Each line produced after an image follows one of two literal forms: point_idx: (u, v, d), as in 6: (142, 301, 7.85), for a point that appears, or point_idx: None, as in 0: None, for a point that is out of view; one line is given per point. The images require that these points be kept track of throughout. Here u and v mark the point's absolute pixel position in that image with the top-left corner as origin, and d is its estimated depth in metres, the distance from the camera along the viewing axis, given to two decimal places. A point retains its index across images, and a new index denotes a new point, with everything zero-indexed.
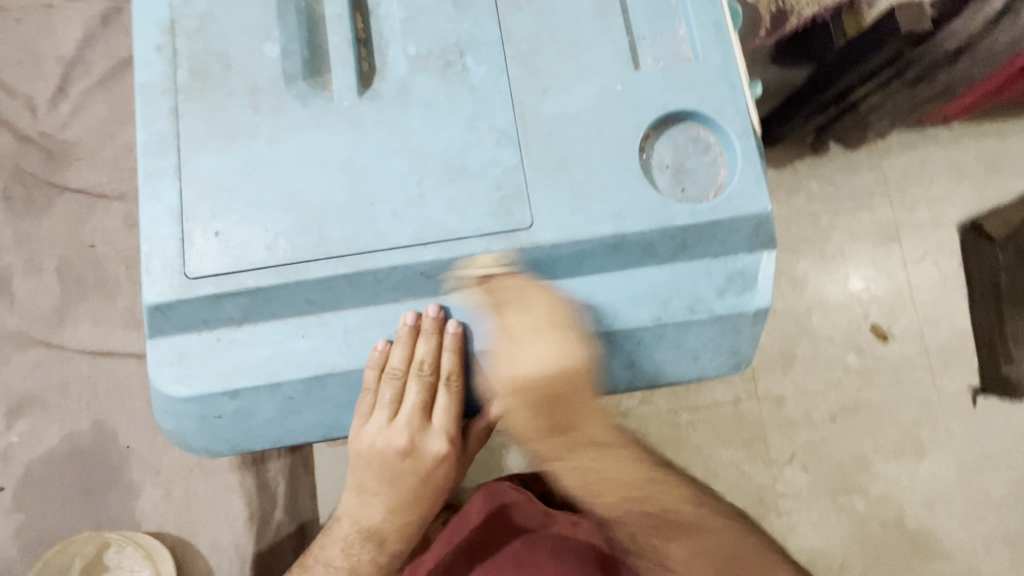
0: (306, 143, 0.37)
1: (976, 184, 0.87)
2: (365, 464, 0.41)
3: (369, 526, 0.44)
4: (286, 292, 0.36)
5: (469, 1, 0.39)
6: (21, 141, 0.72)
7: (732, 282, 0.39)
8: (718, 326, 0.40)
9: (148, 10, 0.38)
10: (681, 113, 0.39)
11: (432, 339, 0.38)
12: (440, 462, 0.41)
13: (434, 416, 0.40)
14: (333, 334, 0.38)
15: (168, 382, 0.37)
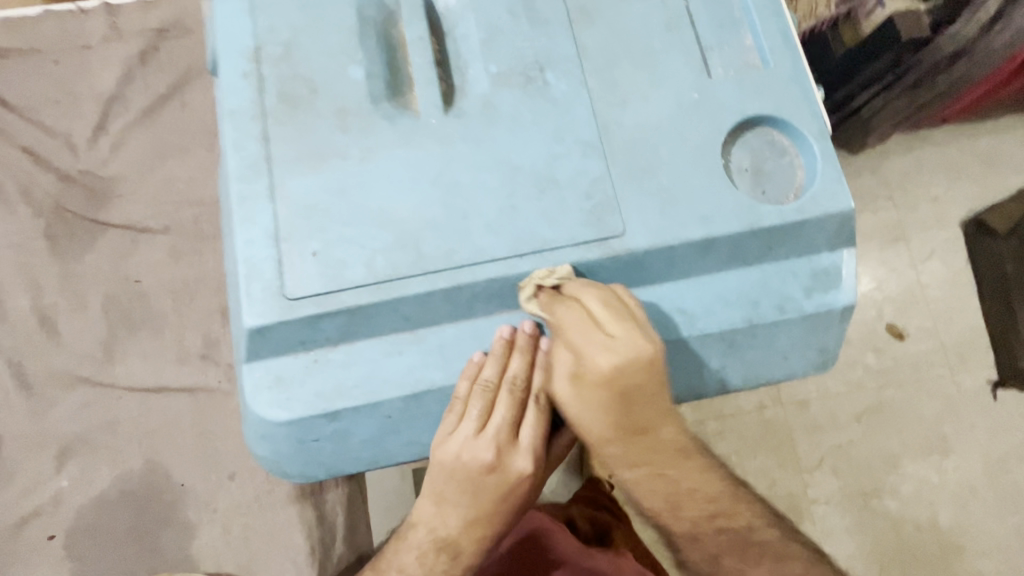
0: (396, 160, 0.37)
1: (975, 180, 0.98)
2: (446, 481, 0.38)
3: (442, 538, 0.41)
4: (386, 310, 0.36)
5: (544, 19, 0.41)
6: (63, 179, 0.72)
7: (817, 280, 0.40)
8: (807, 323, 0.41)
9: (233, 40, 0.39)
10: (757, 117, 0.40)
11: (524, 355, 0.37)
12: (524, 482, 0.39)
13: (522, 433, 0.38)
14: (431, 351, 0.38)
15: (266, 408, 0.36)
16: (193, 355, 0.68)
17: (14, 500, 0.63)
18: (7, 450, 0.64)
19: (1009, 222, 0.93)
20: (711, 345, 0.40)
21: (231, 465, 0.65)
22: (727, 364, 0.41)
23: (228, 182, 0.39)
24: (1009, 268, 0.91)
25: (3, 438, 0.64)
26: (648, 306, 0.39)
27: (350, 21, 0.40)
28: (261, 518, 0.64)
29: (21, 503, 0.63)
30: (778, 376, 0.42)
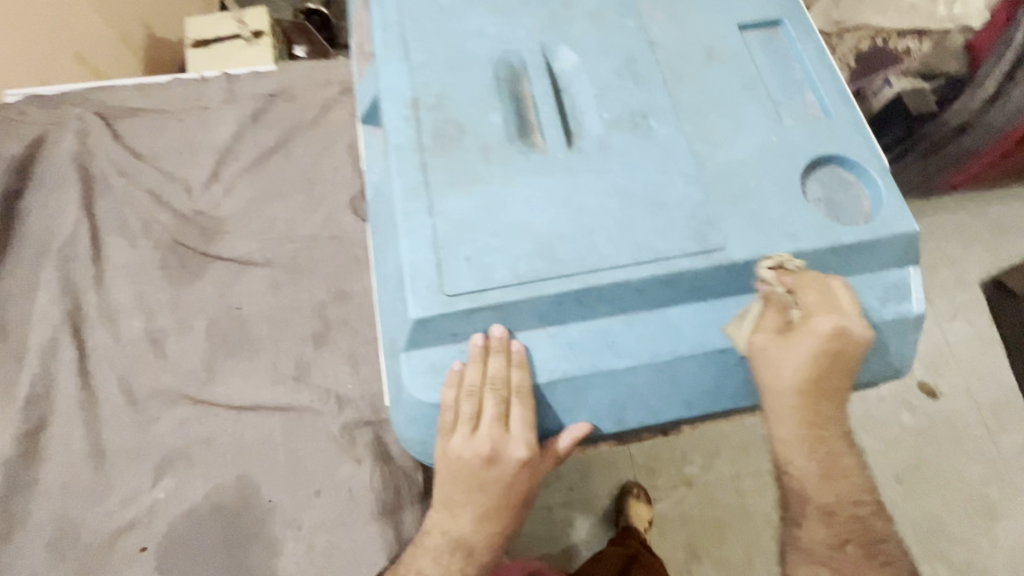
0: (530, 185, 0.45)
1: (987, 247, 1.17)
2: (450, 478, 0.43)
3: (459, 536, 0.46)
4: (525, 307, 0.42)
5: (645, 78, 0.50)
6: (180, 218, 0.82)
7: (891, 292, 0.46)
8: (885, 331, 0.46)
9: (395, 93, 0.48)
10: (826, 157, 0.48)
11: (502, 357, 0.42)
12: (520, 470, 0.43)
13: (513, 425, 0.42)
14: (562, 345, 0.43)
15: (421, 389, 0.42)
16: (288, 376, 0.73)
17: (114, 510, 0.67)
18: (112, 462, 0.69)
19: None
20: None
21: (317, 482, 0.68)
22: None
23: (387, 202, 0.46)
24: None
25: (110, 450, 0.69)
26: (745, 312, 0.45)
27: (490, 79, 0.49)
28: (344, 536, 0.66)
29: (120, 514, 0.66)
30: (860, 380, 0.48)
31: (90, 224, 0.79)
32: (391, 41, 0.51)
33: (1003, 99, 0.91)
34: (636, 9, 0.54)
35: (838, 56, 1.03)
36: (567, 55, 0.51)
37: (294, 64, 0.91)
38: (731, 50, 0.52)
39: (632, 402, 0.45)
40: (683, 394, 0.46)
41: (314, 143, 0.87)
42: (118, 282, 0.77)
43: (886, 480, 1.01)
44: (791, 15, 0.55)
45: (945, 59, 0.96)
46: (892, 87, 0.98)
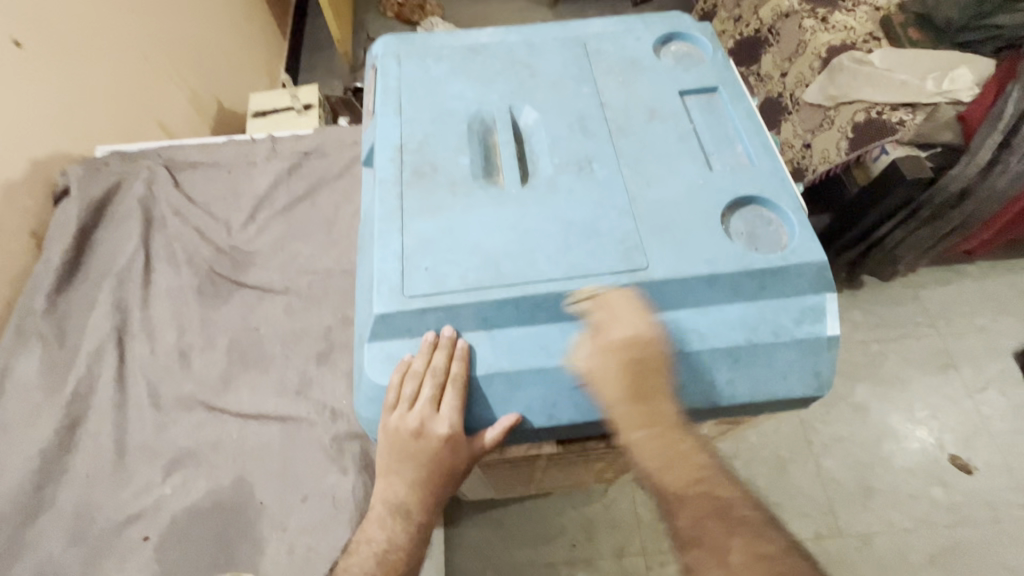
0: (485, 212, 0.54)
1: (1018, 318, 1.34)
2: (389, 446, 0.51)
3: (396, 500, 0.53)
4: (472, 310, 0.50)
5: (592, 132, 0.60)
6: (218, 251, 0.95)
7: (805, 314, 0.51)
8: (800, 349, 0.51)
9: (386, 140, 0.60)
10: (747, 197, 0.55)
11: (444, 351, 0.49)
12: (444, 448, 0.50)
13: (444, 407, 0.50)
14: (499, 345, 0.50)
15: (378, 373, 0.51)
16: (292, 391, 0.82)
17: (127, 501, 0.74)
18: (131, 458, 0.77)
19: None
20: (720, 359, 0.51)
21: (304, 489, 0.74)
22: (735, 377, 0.51)
23: (370, 225, 0.57)
24: None
25: (131, 446, 0.78)
26: (668, 325, 0.51)
27: (463, 131, 0.60)
28: (322, 541, 0.70)
29: (131, 504, 0.74)
30: (780, 394, 0.52)
31: (145, 254, 0.93)
32: (389, 102, 0.63)
33: (999, 167, 1.06)
34: (592, 78, 0.64)
35: (839, 126, 1.21)
36: (530, 114, 0.62)
37: (328, 128, 1.07)
38: (670, 110, 0.62)
39: (563, 399, 0.51)
40: (609, 396, 0.51)
41: (338, 192, 1.01)
42: (160, 303, 0.90)
43: (918, 559, 1.11)
44: (728, 83, 0.64)
45: (936, 129, 1.10)
46: (888, 154, 1.11)
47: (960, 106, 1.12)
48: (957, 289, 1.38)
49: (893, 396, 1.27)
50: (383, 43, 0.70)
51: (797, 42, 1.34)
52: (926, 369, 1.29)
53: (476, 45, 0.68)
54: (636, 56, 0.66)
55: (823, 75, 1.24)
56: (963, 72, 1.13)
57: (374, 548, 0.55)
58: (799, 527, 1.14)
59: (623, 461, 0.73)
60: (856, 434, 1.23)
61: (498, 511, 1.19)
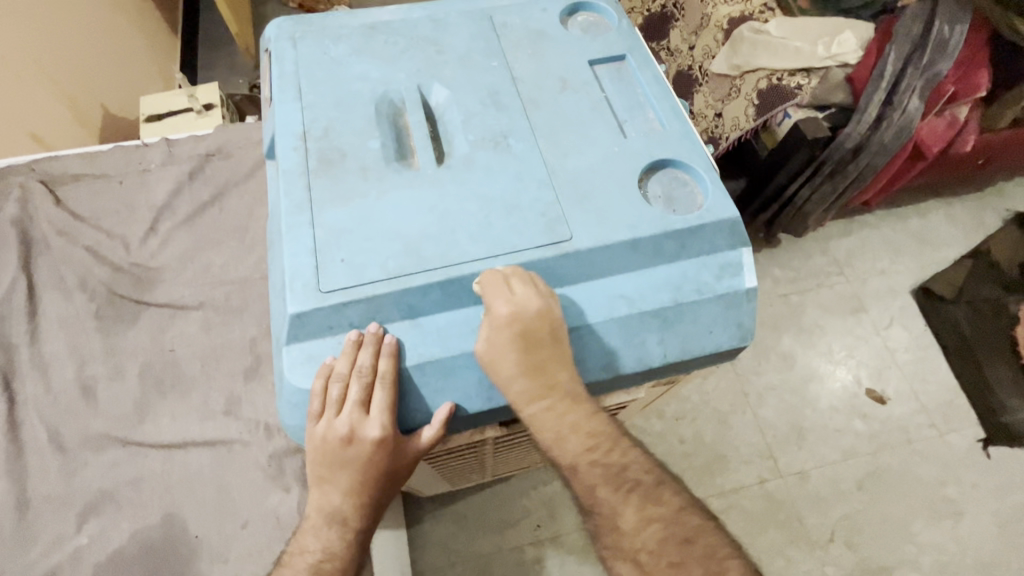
0: (402, 196, 0.53)
1: (912, 259, 1.47)
2: (317, 457, 0.48)
3: (330, 509, 0.50)
4: (396, 298, 0.48)
5: (506, 108, 0.59)
6: (116, 271, 0.86)
7: (725, 270, 0.54)
8: (722, 303, 0.53)
9: (289, 129, 0.56)
10: (661, 161, 0.58)
11: (370, 347, 0.47)
12: (377, 450, 0.48)
13: (374, 409, 0.47)
14: (428, 332, 0.49)
15: (301, 377, 0.47)
16: (218, 412, 0.75)
17: (36, 559, 0.67)
18: (37, 510, 0.69)
19: (949, 288, 1.39)
20: (649, 321, 0.52)
21: (244, 514, 0.69)
22: (665, 338, 0.52)
23: (278, 220, 0.53)
24: (967, 329, 1.34)
25: (35, 498, 0.70)
26: (596, 294, 0.52)
27: (371, 114, 0.58)
28: (270, 566, 0.66)
29: (42, 562, 0.66)
30: (708, 348, 0.53)
31: (27, 283, 0.83)
32: (287, 88, 0.60)
33: (885, 122, 1.14)
34: (500, 52, 0.64)
35: (745, 94, 1.26)
36: (440, 92, 0.61)
37: (230, 126, 0.98)
38: (581, 80, 0.62)
39: None
40: None
41: (249, 194, 0.94)
42: (52, 336, 0.80)
43: (849, 489, 1.21)
44: (635, 50, 0.66)
45: (829, 92, 1.18)
46: (791, 117, 1.20)
47: (848, 66, 1.19)
48: (857, 239, 1.50)
49: (814, 343, 1.36)
50: (276, 26, 0.65)
51: (700, 16, 1.37)
52: (839, 314, 1.40)
53: (377, 23, 0.65)
54: (544, 28, 0.66)
55: (727, 46, 1.28)
56: (848, 36, 1.18)
57: (307, 560, 0.51)
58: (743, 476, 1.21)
59: None
60: (785, 382, 1.31)
61: (460, 503, 1.17)
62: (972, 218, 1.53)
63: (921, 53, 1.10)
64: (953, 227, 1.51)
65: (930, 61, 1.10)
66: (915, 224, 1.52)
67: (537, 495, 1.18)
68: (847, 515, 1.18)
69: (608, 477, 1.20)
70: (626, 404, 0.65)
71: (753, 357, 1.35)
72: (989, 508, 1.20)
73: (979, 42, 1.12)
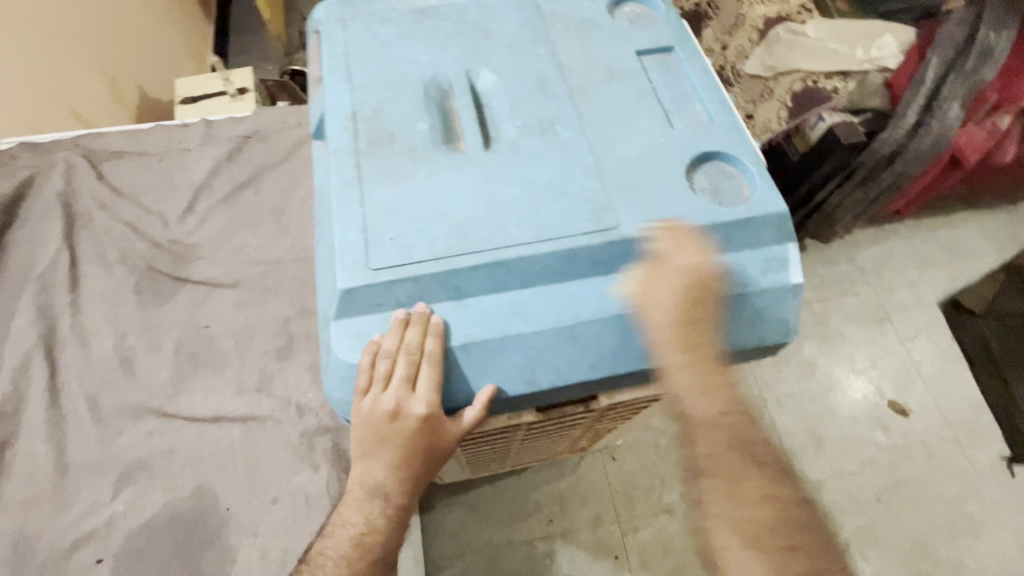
0: (450, 179, 0.54)
1: (942, 271, 1.44)
2: (364, 431, 0.50)
3: (374, 482, 0.53)
4: (444, 279, 0.50)
5: (553, 95, 0.60)
6: (154, 247, 0.88)
7: (771, 264, 0.55)
8: (765, 297, 0.54)
9: (339, 109, 0.57)
10: (709, 153, 0.58)
11: (418, 326, 0.49)
12: (422, 427, 0.50)
13: (420, 387, 0.49)
14: (473, 313, 0.51)
15: (348, 352, 0.49)
16: (250, 389, 0.77)
17: (73, 522, 0.69)
18: (75, 475, 0.71)
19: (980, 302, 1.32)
20: (693, 312, 0.52)
21: (273, 490, 0.70)
22: (708, 329, 0.53)
23: (328, 198, 0.55)
24: (995, 346, 1.28)
25: (73, 463, 0.72)
26: (641, 284, 0.53)
27: (420, 97, 0.59)
28: (297, 542, 0.67)
29: (79, 526, 0.68)
30: (751, 340, 0.54)
31: (70, 254, 0.85)
32: (337, 69, 0.60)
33: (923, 129, 1.12)
34: (548, 39, 0.64)
35: (778, 96, 1.24)
36: (488, 77, 0.61)
37: (267, 109, 0.99)
38: (629, 70, 0.62)
39: (542, 362, 0.51)
40: (587, 356, 0.52)
41: (284, 177, 0.95)
42: (92, 307, 0.82)
43: (867, 501, 1.19)
44: (683, 43, 0.66)
45: (866, 96, 1.17)
46: (825, 121, 1.17)
47: (887, 71, 1.18)
48: (885, 248, 1.47)
49: (838, 351, 1.34)
50: (325, 7, 0.66)
51: (735, 16, 1.35)
52: (864, 323, 1.38)
53: (426, 7, 0.66)
54: (591, 16, 0.66)
55: (762, 46, 1.26)
56: (888, 40, 1.16)
57: (350, 531, 0.55)
58: None
59: (601, 425, 0.75)
60: (806, 389, 1.30)
61: (471, 494, 1.18)
62: (1005, 232, 1.49)
63: (964, 62, 1.06)
64: (985, 240, 1.48)
65: (974, 68, 1.06)
66: (946, 235, 1.49)
67: (549, 491, 1.18)
68: (864, 526, 1.17)
69: (622, 476, 1.19)
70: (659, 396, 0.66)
71: (774, 363, 1.33)
72: (1011, 527, 1.17)
73: None
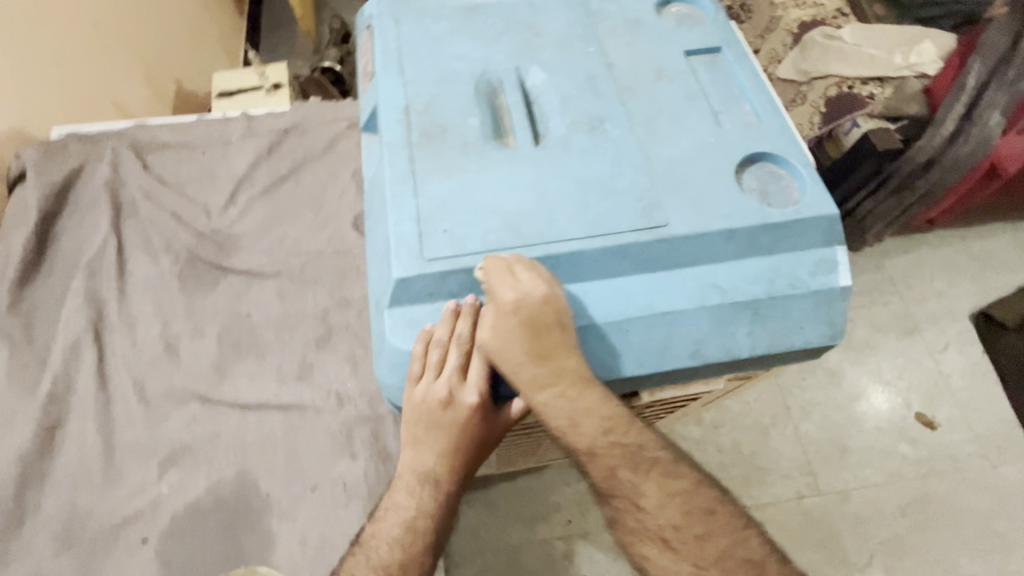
0: (501, 173, 0.55)
1: (976, 282, 1.41)
2: (416, 417, 0.53)
3: (424, 468, 0.55)
4: None
5: (602, 93, 0.60)
6: (198, 236, 0.90)
7: (820, 266, 0.54)
8: (814, 299, 0.53)
9: (392, 102, 0.58)
10: (757, 153, 0.58)
11: (468, 317, 0.51)
12: (474, 415, 0.53)
13: (470, 376, 0.52)
14: None
15: (400, 338, 0.52)
16: (290, 378, 0.78)
17: (120, 502, 0.70)
18: (122, 456, 0.73)
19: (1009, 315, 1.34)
20: (740, 311, 0.52)
21: (312, 478, 0.71)
22: (755, 329, 0.53)
23: (381, 189, 0.56)
24: (1023, 358, 1.30)
25: (120, 444, 0.74)
26: (688, 281, 0.53)
27: (471, 92, 0.59)
28: (335, 530, 0.68)
29: (126, 506, 0.70)
30: (797, 345, 0.53)
31: (117, 241, 0.87)
32: (390, 63, 0.61)
33: (963, 136, 1.10)
34: (597, 37, 0.64)
35: (811, 102, 1.21)
36: (537, 74, 0.62)
37: (307, 103, 1.01)
38: (678, 70, 0.62)
39: (588, 356, 0.52)
40: (633, 351, 0.52)
41: (323, 170, 0.96)
42: (139, 293, 0.84)
43: (893, 513, 1.17)
44: (731, 44, 0.65)
45: (903, 102, 1.13)
46: (860, 126, 1.14)
47: (925, 77, 1.15)
48: (917, 257, 1.45)
49: (866, 361, 1.33)
50: (377, 3, 0.67)
51: (768, 18, 1.33)
52: (894, 333, 1.36)
53: (475, 4, 0.66)
54: (640, 16, 0.66)
55: (796, 50, 1.24)
56: (927, 45, 1.16)
57: (401, 516, 0.56)
58: (781, 490, 1.19)
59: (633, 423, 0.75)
60: (832, 398, 1.28)
61: (492, 491, 1.19)
62: None
63: (1006, 68, 1.04)
64: (1020, 252, 1.45)
65: (1017, 75, 1.04)
66: (980, 246, 1.46)
67: (570, 491, 1.18)
68: (890, 539, 1.15)
69: None
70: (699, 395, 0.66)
71: (800, 371, 1.32)
72: None
73: None
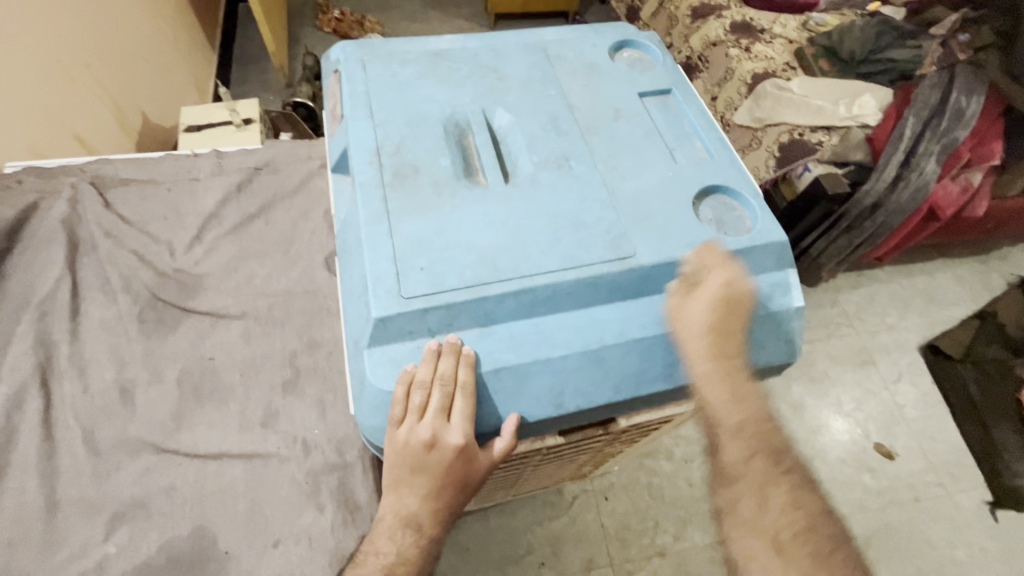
0: (474, 209, 0.56)
1: (922, 315, 1.49)
2: (399, 460, 0.51)
3: (407, 513, 0.53)
4: (473, 306, 0.51)
5: (566, 132, 0.62)
6: (160, 276, 0.87)
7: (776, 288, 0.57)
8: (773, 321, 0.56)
9: (363, 143, 0.59)
10: (713, 187, 0.61)
11: (450, 356, 0.50)
12: (458, 456, 0.51)
13: (453, 417, 0.51)
14: (500, 339, 0.52)
15: (382, 379, 0.50)
16: (255, 425, 0.75)
17: (62, 565, 0.65)
18: (65, 514, 0.68)
19: (959, 349, 1.41)
20: None
21: (276, 532, 0.68)
22: None
23: (356, 229, 0.56)
24: (973, 390, 1.35)
25: (64, 501, 0.69)
26: (658, 309, 0.55)
27: (441, 133, 0.61)
28: None
29: (68, 569, 0.65)
30: (762, 362, 0.56)
31: (72, 282, 0.83)
32: (359, 106, 0.62)
33: (902, 182, 1.17)
34: (557, 81, 0.67)
35: (766, 146, 1.28)
36: (503, 115, 0.64)
37: (279, 141, 1.00)
38: (634, 111, 0.66)
39: (569, 388, 0.52)
40: (612, 379, 0.53)
41: (294, 209, 0.95)
42: (92, 337, 0.80)
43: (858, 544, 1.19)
44: (680, 85, 0.70)
45: (849, 150, 1.21)
46: (812, 171, 1.20)
47: (867, 127, 1.23)
48: (868, 292, 1.52)
49: (827, 394, 1.37)
50: (343, 48, 0.69)
51: (724, 70, 1.41)
52: (850, 365, 1.41)
53: (440, 50, 0.69)
54: (595, 61, 0.70)
55: (750, 100, 1.33)
56: (867, 99, 1.24)
57: (381, 561, 0.55)
58: None
59: (610, 449, 0.75)
60: (796, 430, 1.31)
61: (460, 535, 1.14)
62: (979, 280, 1.55)
63: (939, 121, 1.16)
64: (960, 288, 1.54)
65: (948, 128, 1.15)
66: (925, 282, 1.55)
67: (543, 532, 1.16)
68: None
69: (616, 518, 1.18)
70: (670, 420, 0.67)
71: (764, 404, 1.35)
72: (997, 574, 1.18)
73: (991, 116, 1.17)
